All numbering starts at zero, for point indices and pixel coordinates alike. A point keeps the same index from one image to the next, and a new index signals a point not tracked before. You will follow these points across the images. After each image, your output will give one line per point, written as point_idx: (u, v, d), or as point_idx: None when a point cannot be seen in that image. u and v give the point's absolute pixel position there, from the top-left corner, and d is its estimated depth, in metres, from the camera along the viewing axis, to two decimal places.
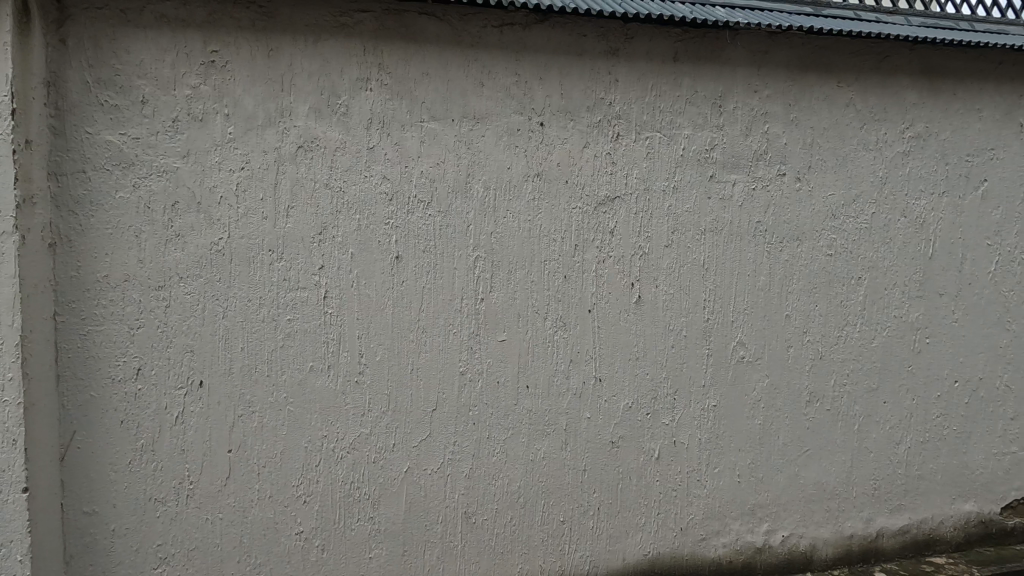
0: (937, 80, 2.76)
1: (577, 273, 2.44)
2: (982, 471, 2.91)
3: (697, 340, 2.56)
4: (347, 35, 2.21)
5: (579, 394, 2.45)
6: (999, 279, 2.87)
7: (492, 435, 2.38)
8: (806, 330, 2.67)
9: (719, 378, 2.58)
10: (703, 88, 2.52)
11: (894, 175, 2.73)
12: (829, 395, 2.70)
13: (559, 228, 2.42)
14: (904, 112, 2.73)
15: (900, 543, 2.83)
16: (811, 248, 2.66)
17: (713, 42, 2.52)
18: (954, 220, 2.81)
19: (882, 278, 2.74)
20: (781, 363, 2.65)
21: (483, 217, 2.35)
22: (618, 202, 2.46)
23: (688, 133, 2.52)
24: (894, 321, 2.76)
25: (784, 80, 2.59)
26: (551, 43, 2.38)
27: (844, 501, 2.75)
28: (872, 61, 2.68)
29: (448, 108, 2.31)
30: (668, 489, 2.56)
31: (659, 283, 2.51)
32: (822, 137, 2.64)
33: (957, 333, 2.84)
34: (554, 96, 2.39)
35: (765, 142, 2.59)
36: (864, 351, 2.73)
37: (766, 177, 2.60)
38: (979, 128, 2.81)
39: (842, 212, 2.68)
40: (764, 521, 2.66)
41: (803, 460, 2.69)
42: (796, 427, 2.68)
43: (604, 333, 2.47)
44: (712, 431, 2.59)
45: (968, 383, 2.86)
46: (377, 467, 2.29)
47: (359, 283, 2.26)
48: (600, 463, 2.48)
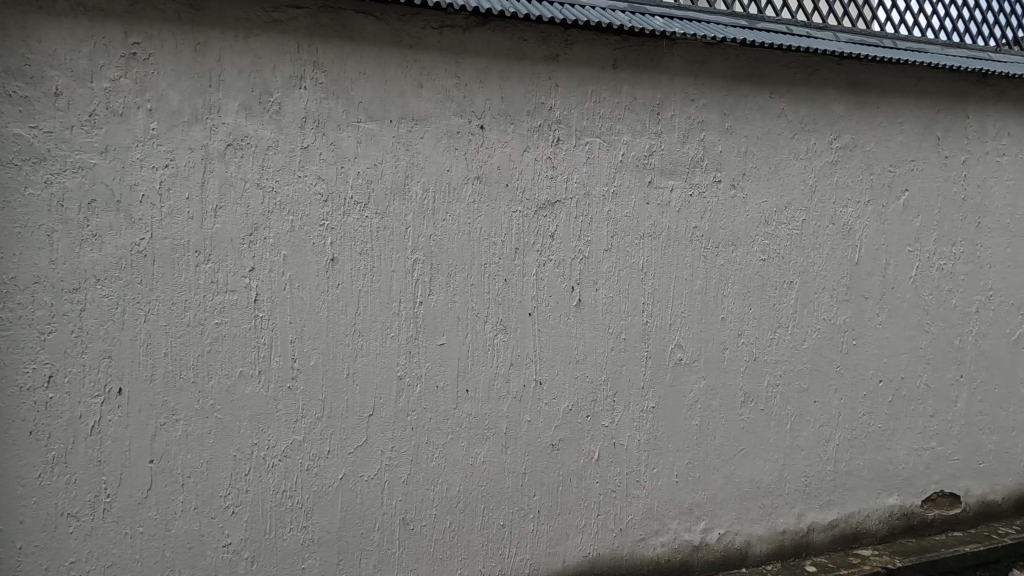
0: (862, 94, 2.90)
1: (517, 277, 2.44)
2: (905, 466, 3.06)
3: (635, 343, 2.60)
4: (279, 31, 2.15)
5: (520, 398, 2.46)
6: (920, 284, 3.04)
7: (430, 440, 2.36)
8: (741, 333, 2.75)
9: (657, 381, 2.63)
10: (642, 96, 2.57)
11: (824, 184, 2.85)
12: (762, 396, 2.79)
13: (499, 231, 2.42)
14: (832, 124, 2.85)
15: (829, 537, 2.94)
16: (745, 253, 2.74)
17: (652, 51, 2.58)
18: (879, 227, 2.95)
19: (812, 283, 2.85)
20: (717, 364, 2.72)
21: (421, 219, 2.33)
22: (557, 206, 2.48)
23: (627, 139, 2.56)
24: (824, 324, 2.88)
25: (719, 88, 2.67)
26: (492, 47, 2.38)
27: (777, 498, 2.84)
28: (802, 74, 2.79)
29: (386, 109, 2.28)
30: (608, 490, 2.59)
31: (599, 287, 2.54)
32: (755, 146, 2.74)
33: (882, 335, 2.98)
34: (494, 100, 2.40)
35: (702, 149, 2.66)
36: (795, 353, 2.84)
37: (702, 184, 2.67)
38: (900, 140, 2.97)
39: (775, 219, 2.78)
40: (701, 519, 2.72)
41: (738, 459, 2.77)
42: (732, 428, 2.75)
43: (544, 336, 2.48)
44: (652, 432, 2.64)
45: (892, 383, 3.01)
46: (310, 475, 2.23)
47: (293, 287, 2.20)
48: (540, 466, 2.49)
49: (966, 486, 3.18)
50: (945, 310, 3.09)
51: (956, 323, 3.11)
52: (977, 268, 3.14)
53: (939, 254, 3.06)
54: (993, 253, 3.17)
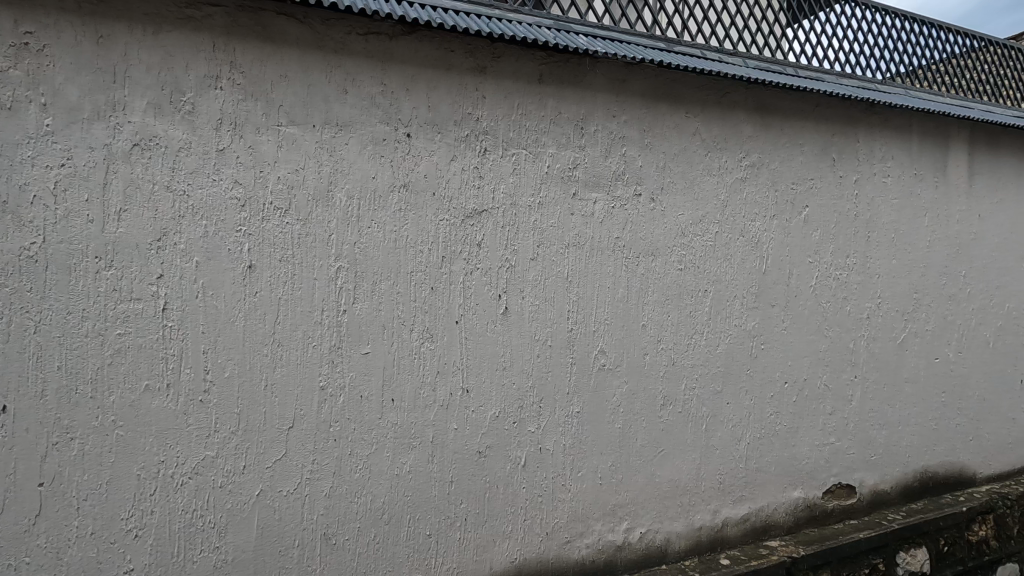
0: (768, 116, 3.13)
1: (444, 285, 2.45)
2: (808, 461, 3.30)
3: (560, 349, 2.67)
4: (193, 29, 2.07)
5: (446, 406, 2.46)
6: (820, 293, 3.31)
7: (354, 451, 2.31)
8: (660, 339, 2.89)
9: (582, 387, 2.71)
10: (566, 110, 2.66)
11: (734, 199, 3.05)
12: (680, 399, 2.94)
13: (425, 240, 2.42)
14: (741, 143, 3.06)
15: (742, 531, 3.12)
16: (664, 263, 2.89)
17: (576, 68, 2.68)
18: (783, 240, 3.19)
19: (725, 291, 3.04)
20: (638, 369, 2.84)
21: (346, 226, 2.29)
22: (484, 215, 2.52)
23: (552, 151, 2.64)
24: (735, 330, 3.07)
25: (639, 106, 2.81)
26: (419, 56, 2.39)
27: (694, 495, 2.99)
28: (714, 96, 2.99)
29: (309, 113, 2.23)
30: (534, 495, 2.63)
31: (525, 295, 2.59)
32: (673, 162, 2.89)
33: (787, 340, 3.22)
34: (421, 108, 2.40)
35: (623, 164, 2.78)
36: (710, 358, 3.01)
37: (624, 196, 2.79)
38: (801, 161, 3.23)
39: (691, 231, 2.95)
40: (624, 519, 2.81)
41: (659, 459, 2.90)
42: (652, 430, 2.87)
43: (472, 344, 2.50)
44: (577, 437, 2.71)
45: (796, 384, 3.25)
46: (224, 492, 2.13)
47: (206, 295, 2.10)
48: (467, 474, 2.50)
49: (861, 477, 3.47)
50: (841, 316, 3.37)
51: (851, 329, 3.41)
52: (868, 278, 3.46)
53: (835, 265, 3.35)
54: (881, 264, 3.50)
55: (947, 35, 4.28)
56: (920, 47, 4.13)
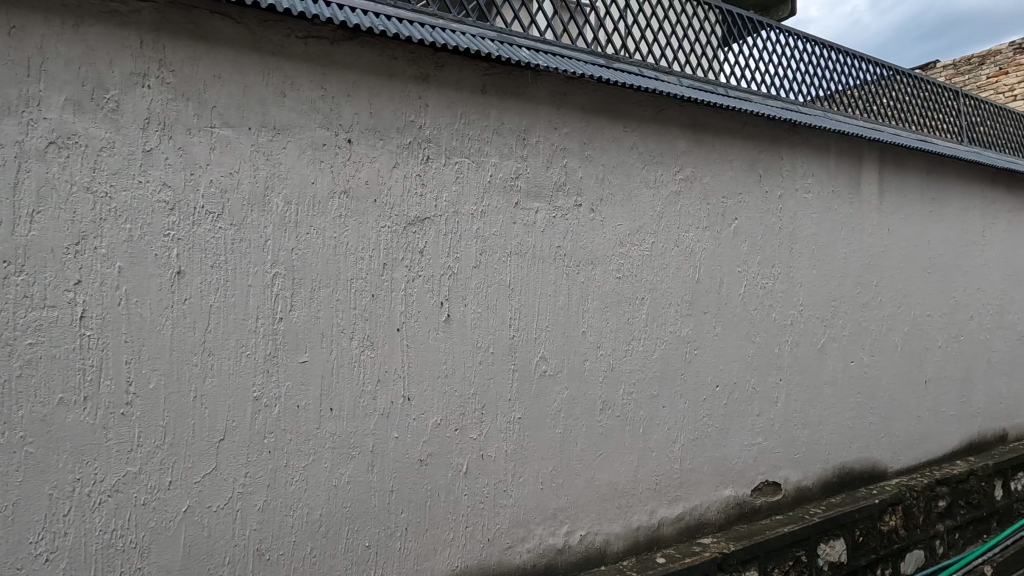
0: (700, 133, 3.30)
1: (385, 292, 2.43)
2: (738, 460, 3.47)
3: (502, 356, 2.70)
4: (119, 24, 1.98)
5: (387, 415, 2.43)
6: (748, 301, 3.50)
7: (289, 463, 2.24)
8: (600, 345, 2.97)
9: (523, 393, 2.75)
10: (509, 121, 2.72)
11: (669, 211, 3.19)
12: (618, 403, 3.03)
13: (366, 247, 2.39)
14: (676, 158, 3.21)
15: (677, 529, 3.24)
16: (603, 271, 2.98)
17: (518, 80, 2.74)
18: (714, 250, 3.36)
19: (660, 299, 3.17)
20: (578, 374, 2.91)
21: (283, 232, 2.24)
22: (426, 223, 2.52)
23: (495, 161, 2.68)
24: (671, 336, 3.20)
25: (579, 120, 2.90)
26: (360, 62, 2.38)
27: (631, 497, 3.08)
28: (650, 112, 3.12)
29: (244, 116, 2.17)
30: (476, 502, 2.64)
31: (467, 302, 2.61)
32: (611, 174, 3.00)
33: (718, 345, 3.38)
34: (363, 114, 2.39)
35: (564, 174, 2.86)
36: (646, 363, 3.12)
37: (564, 207, 2.86)
38: (731, 175, 3.42)
39: (629, 241, 3.06)
40: (564, 522, 2.86)
41: (598, 463, 2.97)
42: (591, 434, 2.95)
43: (413, 352, 2.49)
44: (518, 442, 2.74)
45: (726, 388, 3.42)
46: (148, 509, 2.02)
47: (130, 302, 2.00)
48: (408, 482, 2.48)
49: (786, 474, 3.68)
50: (767, 322, 3.58)
51: (776, 334, 3.62)
52: (791, 287, 3.69)
53: (762, 275, 3.55)
54: (803, 274, 3.74)
55: (861, 63, 4.65)
56: (837, 74, 4.47)
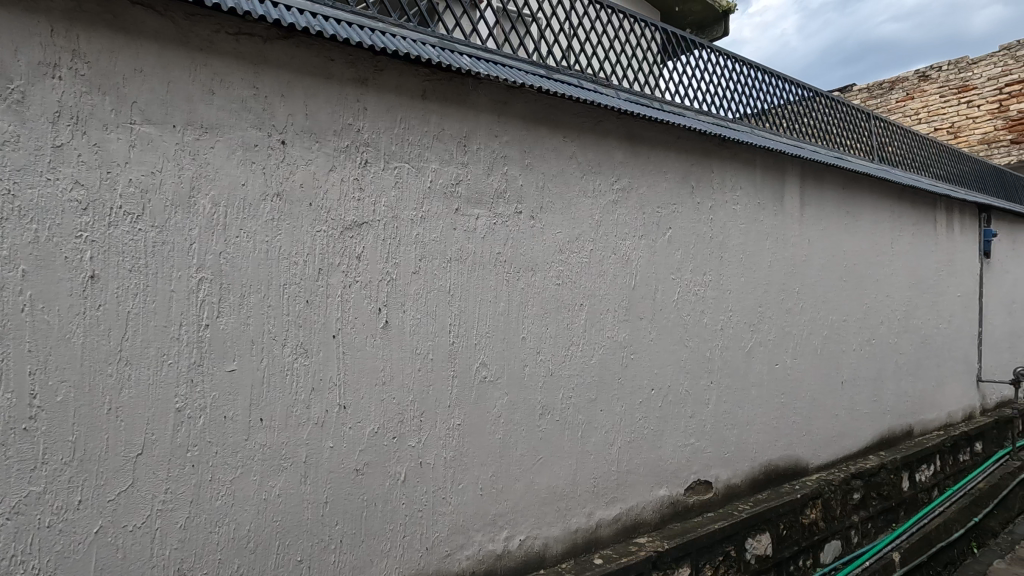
0: (636, 145, 3.42)
1: (320, 298, 2.37)
2: (672, 461, 3.60)
3: (442, 363, 2.69)
4: (26, 10, 1.84)
5: (321, 424, 2.37)
6: (681, 307, 3.65)
7: (215, 476, 2.14)
8: (539, 350, 3.01)
9: (463, 400, 2.75)
10: (449, 127, 2.72)
11: (607, 219, 3.28)
12: (557, 408, 3.08)
13: (300, 251, 2.33)
14: (613, 168, 3.32)
15: (614, 530, 3.32)
16: (543, 277, 3.03)
17: (459, 87, 2.75)
18: (650, 258, 3.48)
19: (598, 305, 3.25)
20: (518, 380, 2.93)
21: (210, 235, 2.15)
22: (364, 227, 2.48)
23: (435, 166, 2.67)
24: (608, 341, 3.29)
25: (519, 128, 2.94)
26: (296, 62, 2.32)
27: (570, 500, 3.13)
28: (589, 123, 3.21)
29: (168, 113, 2.07)
30: (414, 511, 2.60)
31: (406, 308, 2.59)
32: (551, 182, 3.06)
33: (654, 350, 3.50)
34: (298, 115, 2.33)
35: (504, 182, 2.89)
36: (585, 368, 3.19)
37: (505, 214, 2.89)
38: (665, 186, 3.56)
39: (568, 248, 3.12)
40: (504, 527, 2.87)
41: (537, 467, 3.00)
42: (531, 438, 2.98)
43: (350, 359, 2.44)
44: (457, 449, 2.73)
45: (661, 391, 3.54)
46: (53, 533, 1.87)
47: (35, 308, 1.85)
48: (343, 493, 2.41)
49: (717, 473, 3.85)
50: (699, 327, 3.74)
51: (707, 339, 3.79)
52: (721, 294, 3.87)
53: (694, 282, 3.71)
54: (732, 281, 3.94)
55: (785, 84, 4.95)
56: (763, 93, 4.74)
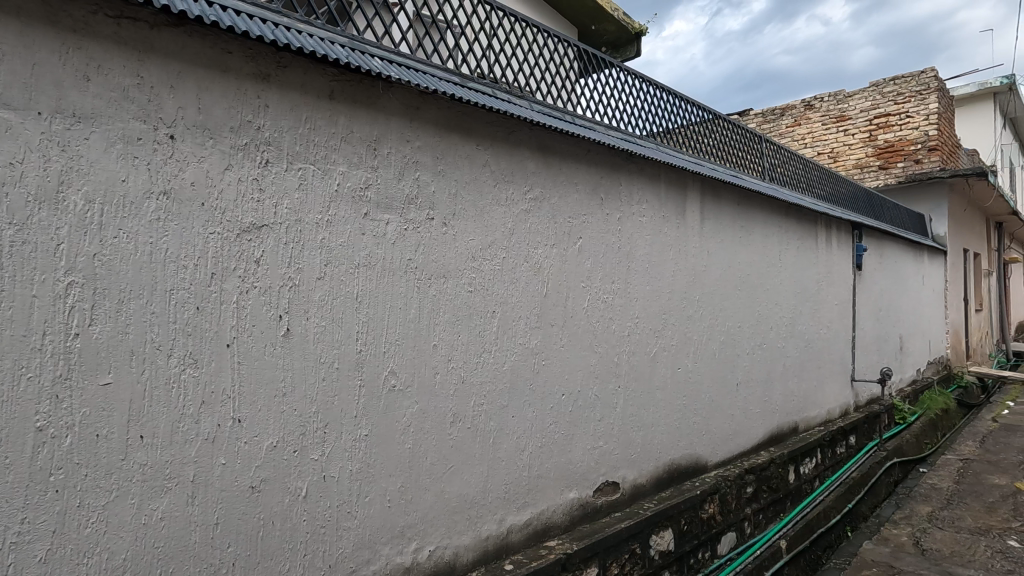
0: (548, 155, 3.52)
1: (213, 305, 2.22)
2: (581, 464, 3.70)
3: (349, 372, 2.60)
4: None
5: (212, 439, 2.21)
6: (590, 314, 3.77)
7: (83, 502, 1.92)
8: (450, 358, 3.00)
9: (370, 409, 2.67)
10: (358, 130, 2.65)
11: (519, 228, 3.34)
12: (468, 415, 3.07)
13: (190, 254, 2.17)
14: (526, 178, 3.38)
15: (524, 535, 3.35)
16: (455, 285, 3.02)
17: (368, 89, 2.70)
18: (561, 266, 3.58)
19: (510, 313, 3.29)
20: (428, 389, 2.90)
21: (82, 234, 1.94)
22: (264, 230, 2.36)
23: (343, 170, 2.60)
24: (520, 347, 3.34)
25: (432, 134, 2.93)
26: (187, 52, 2.17)
27: (480, 508, 3.12)
28: (502, 132, 3.26)
29: (32, 98, 1.86)
30: (317, 527, 2.48)
31: (310, 316, 2.48)
32: (464, 189, 3.07)
33: (564, 356, 3.59)
34: (189, 109, 2.17)
35: (416, 188, 2.86)
36: (496, 375, 3.21)
37: (416, 220, 2.86)
38: (576, 197, 3.68)
39: (480, 256, 3.14)
40: (412, 539, 2.81)
41: (448, 475, 2.98)
42: (442, 447, 2.95)
43: (245, 369, 2.30)
44: (364, 461, 2.64)
45: (571, 396, 3.64)
46: None
47: None
48: (237, 512, 2.26)
49: (623, 474, 4.00)
50: (607, 334, 3.89)
51: (615, 345, 3.95)
52: (628, 301, 4.05)
53: (603, 290, 3.85)
54: (638, 289, 4.13)
55: (688, 105, 5.28)
56: (668, 112, 5.04)
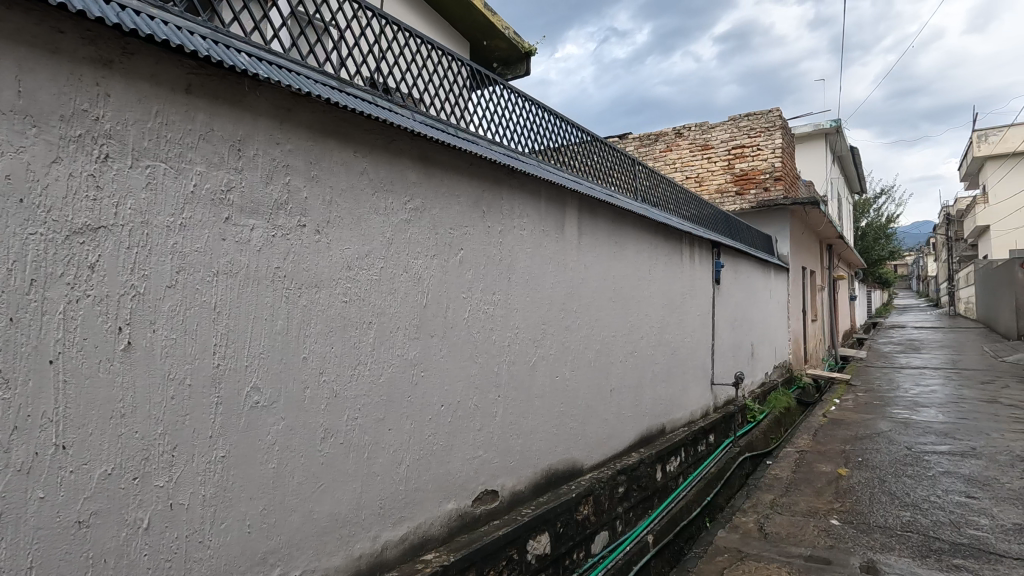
0: (430, 166, 3.53)
1: (30, 316, 1.94)
2: (460, 475, 3.71)
3: (204, 388, 2.40)
4: None
5: (28, 470, 1.91)
6: (470, 324, 3.82)
7: None
8: (322, 371, 2.88)
9: (229, 428, 2.48)
10: (220, 128, 2.48)
11: (398, 238, 3.31)
12: (341, 430, 2.96)
13: (3, 257, 1.88)
14: (406, 188, 3.36)
15: (400, 550, 3.28)
16: (328, 294, 2.91)
17: (233, 86, 2.53)
18: (441, 277, 3.59)
19: (388, 323, 3.23)
20: (296, 404, 2.75)
21: None
22: (101, 232, 2.11)
23: (200, 169, 2.41)
24: (398, 358, 3.29)
25: (305, 138, 2.82)
26: (5, 26, 1.88)
27: (353, 525, 3.02)
28: (382, 140, 3.22)
29: None
30: (160, 562, 2.24)
31: (156, 328, 2.26)
32: (339, 197, 2.98)
33: (444, 366, 3.60)
34: (6, 92, 1.90)
35: (286, 192, 2.73)
36: (372, 388, 3.13)
37: (285, 226, 2.72)
38: (458, 209, 3.73)
39: (356, 265, 3.06)
40: (275, 566, 2.64)
41: (317, 494, 2.84)
42: (311, 465, 2.81)
43: (73, 390, 2.03)
44: (220, 484, 2.44)
45: (451, 407, 3.65)
46: None
47: None
48: (58, 553, 1.97)
49: (502, 481, 4.07)
50: (487, 344, 3.96)
51: (495, 354, 4.03)
52: (508, 312, 4.15)
53: (483, 301, 3.92)
54: (518, 301, 4.25)
55: (568, 126, 5.57)
56: (550, 131, 5.27)
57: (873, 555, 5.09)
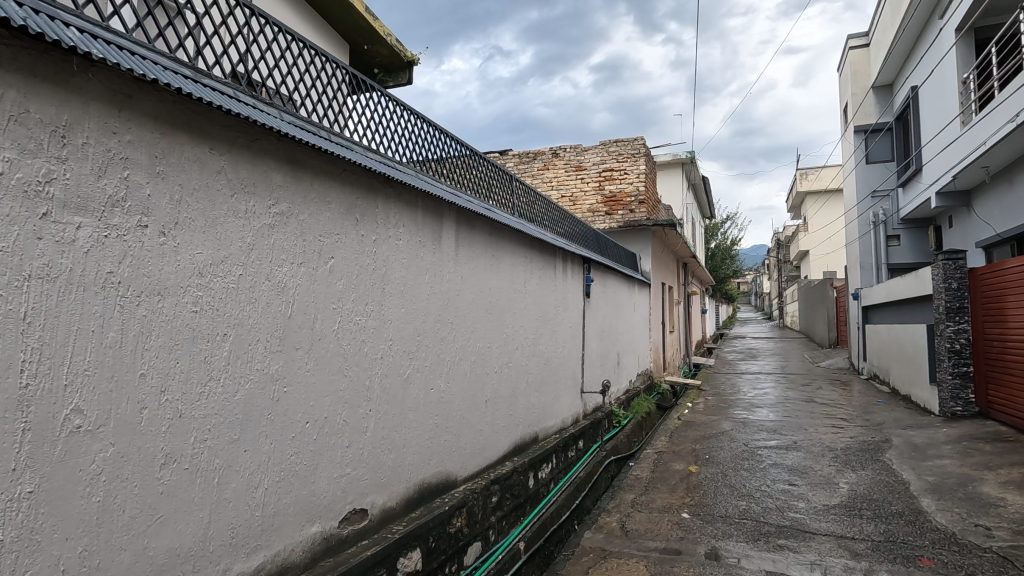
0: (298, 170, 3.35)
1: None
2: (325, 495, 3.51)
3: (5, 414, 2.03)
4: None
5: None
6: (340, 336, 3.66)
7: None
8: (164, 389, 2.58)
9: (39, 459, 2.12)
10: (39, 110, 2.15)
11: (260, 244, 3.09)
12: (186, 454, 2.67)
13: None
14: (270, 191, 3.16)
15: None
16: (174, 304, 2.63)
17: (58, 64, 2.21)
18: (309, 287, 3.41)
19: (245, 335, 2.99)
20: (129, 428, 2.43)
21: None
22: None
23: (9, 156, 2.06)
24: (257, 373, 3.06)
25: (150, 129, 2.54)
26: None
27: (198, 559, 2.72)
28: (244, 139, 3.00)
29: None
30: None
31: None
32: (191, 197, 2.71)
33: (310, 381, 3.41)
34: None
35: (124, 188, 2.43)
36: (225, 407, 2.87)
37: (122, 226, 2.42)
38: (329, 216, 3.57)
39: (209, 272, 2.80)
40: None
41: (155, 528, 2.52)
42: (147, 495, 2.49)
43: None
44: (25, 527, 2.06)
45: (316, 423, 3.46)
46: None
47: None
48: None
49: (371, 499, 3.92)
50: (358, 356, 3.82)
51: (366, 367, 3.90)
52: (381, 324, 4.05)
53: (354, 311, 3.78)
54: (392, 312, 4.17)
55: (447, 139, 5.61)
56: (429, 142, 5.26)
57: (717, 542, 5.68)
